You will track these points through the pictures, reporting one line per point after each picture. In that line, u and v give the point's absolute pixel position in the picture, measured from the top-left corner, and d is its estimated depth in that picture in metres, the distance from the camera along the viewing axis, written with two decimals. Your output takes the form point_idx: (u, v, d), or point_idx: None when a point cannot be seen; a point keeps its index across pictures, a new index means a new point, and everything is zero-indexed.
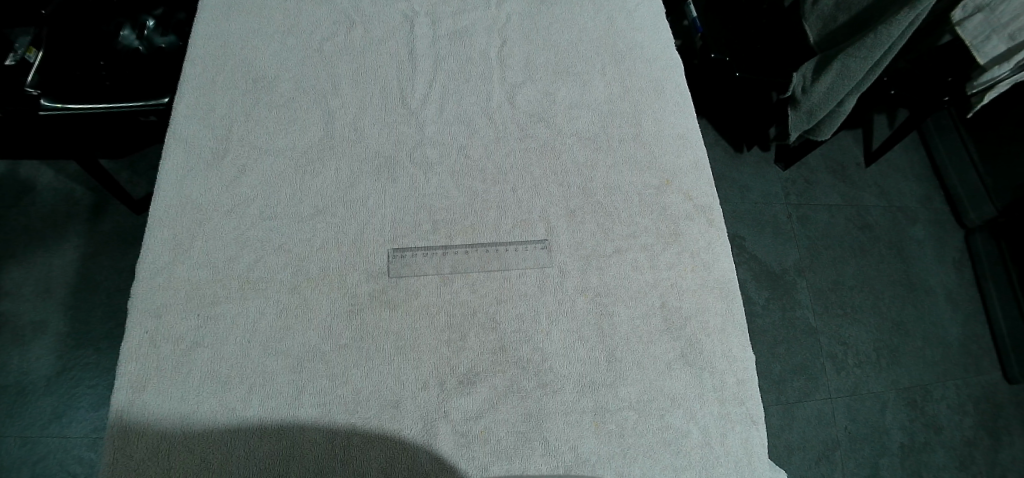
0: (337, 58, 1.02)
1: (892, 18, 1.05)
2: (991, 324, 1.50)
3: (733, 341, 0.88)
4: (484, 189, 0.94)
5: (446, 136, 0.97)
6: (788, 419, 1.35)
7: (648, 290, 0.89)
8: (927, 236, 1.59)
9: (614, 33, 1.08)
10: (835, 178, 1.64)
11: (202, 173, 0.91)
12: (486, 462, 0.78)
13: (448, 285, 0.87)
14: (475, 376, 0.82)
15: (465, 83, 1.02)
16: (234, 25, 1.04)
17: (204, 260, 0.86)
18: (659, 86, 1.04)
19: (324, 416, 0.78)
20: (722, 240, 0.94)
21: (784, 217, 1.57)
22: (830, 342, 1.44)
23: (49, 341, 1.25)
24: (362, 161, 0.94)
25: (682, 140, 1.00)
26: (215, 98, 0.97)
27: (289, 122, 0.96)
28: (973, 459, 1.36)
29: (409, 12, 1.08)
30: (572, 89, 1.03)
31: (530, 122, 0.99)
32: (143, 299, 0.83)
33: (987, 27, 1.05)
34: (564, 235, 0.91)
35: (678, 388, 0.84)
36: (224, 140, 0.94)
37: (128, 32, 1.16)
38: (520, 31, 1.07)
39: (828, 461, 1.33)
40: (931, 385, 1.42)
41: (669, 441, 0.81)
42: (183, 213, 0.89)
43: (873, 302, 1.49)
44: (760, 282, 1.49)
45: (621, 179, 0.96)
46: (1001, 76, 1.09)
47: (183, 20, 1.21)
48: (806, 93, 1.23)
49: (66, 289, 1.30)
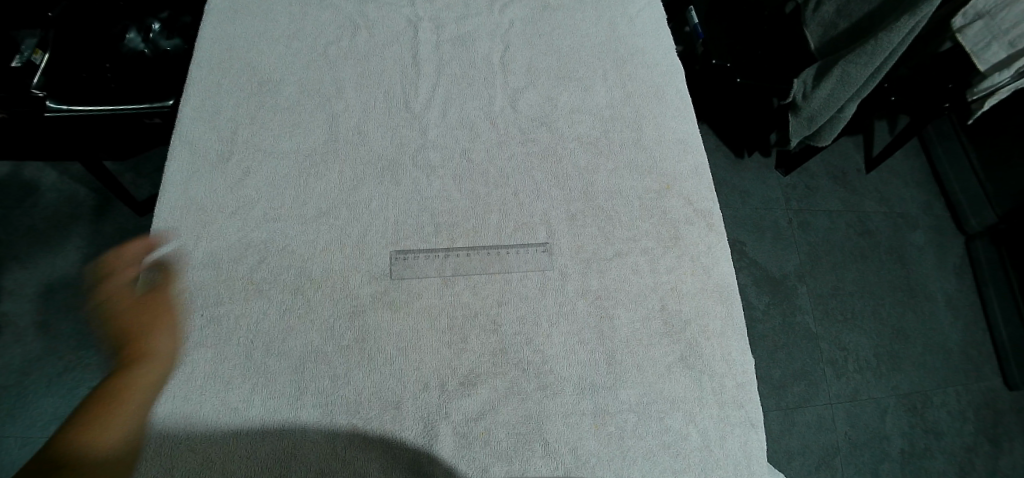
0: (342, 62, 1.03)
1: (893, 24, 1.06)
2: (992, 330, 1.50)
3: (733, 344, 0.89)
4: (486, 192, 0.95)
5: (448, 140, 0.98)
6: (788, 426, 1.35)
7: (649, 293, 0.90)
8: (927, 242, 1.59)
9: (616, 39, 1.09)
10: (836, 184, 1.64)
11: (207, 174, 0.92)
12: (486, 463, 0.78)
13: (449, 287, 0.87)
14: (475, 378, 0.83)
15: (467, 87, 1.03)
16: (240, 28, 1.05)
17: (208, 260, 0.87)
18: (660, 91, 1.05)
19: (325, 417, 0.79)
20: (722, 244, 0.94)
21: (785, 223, 1.58)
22: (831, 347, 1.44)
23: (52, 341, 1.26)
24: (365, 163, 0.95)
25: (683, 145, 1.01)
26: (221, 101, 0.98)
27: (293, 126, 0.97)
28: (974, 465, 1.36)
29: (413, 17, 1.09)
30: (574, 94, 1.04)
31: (532, 127, 1.00)
32: (146, 300, 0.84)
33: (987, 34, 1.06)
34: (565, 238, 0.92)
35: (678, 390, 0.85)
36: (229, 142, 0.95)
37: (134, 35, 1.17)
38: (523, 37, 1.08)
39: (828, 467, 1.33)
40: (931, 392, 1.42)
41: (668, 444, 0.82)
42: (188, 213, 0.89)
43: (873, 308, 1.49)
44: (760, 288, 1.49)
45: (622, 183, 0.97)
46: (1001, 82, 1.10)
47: (189, 23, 1.22)
48: (807, 99, 1.24)
49: (69, 290, 1.31)
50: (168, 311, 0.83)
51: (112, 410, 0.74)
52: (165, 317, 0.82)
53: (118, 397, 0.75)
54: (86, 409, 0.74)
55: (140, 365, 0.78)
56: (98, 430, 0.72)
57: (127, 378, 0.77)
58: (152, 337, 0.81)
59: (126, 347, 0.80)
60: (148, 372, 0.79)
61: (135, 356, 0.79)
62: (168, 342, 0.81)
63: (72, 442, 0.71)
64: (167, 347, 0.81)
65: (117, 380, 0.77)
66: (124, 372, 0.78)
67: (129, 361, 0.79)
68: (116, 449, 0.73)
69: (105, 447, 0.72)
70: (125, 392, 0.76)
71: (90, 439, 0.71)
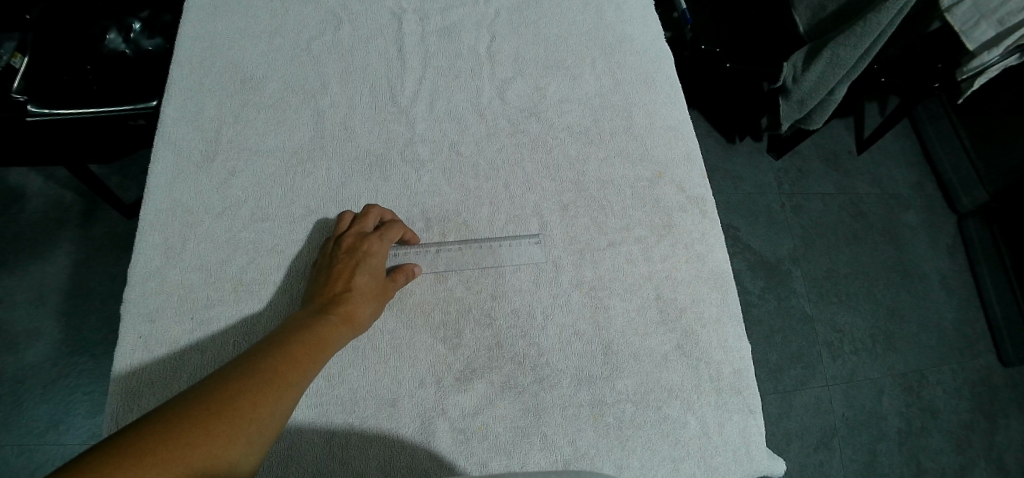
0: (325, 57, 1.01)
1: (882, 5, 1.05)
2: (986, 308, 1.51)
3: (729, 331, 0.88)
4: (476, 185, 0.94)
5: (437, 133, 0.97)
6: (785, 408, 1.36)
7: (643, 283, 0.89)
8: (920, 221, 1.59)
9: (604, 26, 1.08)
10: (828, 166, 1.64)
11: (192, 175, 0.91)
12: (486, 458, 0.78)
13: (442, 283, 0.87)
14: (472, 373, 0.82)
15: (454, 80, 1.01)
16: (221, 25, 1.03)
17: (196, 263, 0.85)
18: (650, 79, 1.04)
19: (321, 417, 0.78)
20: (716, 231, 0.94)
21: (778, 207, 1.58)
22: (826, 330, 1.45)
23: (43, 347, 1.25)
24: (354, 159, 0.93)
25: (674, 132, 1.00)
26: (204, 100, 0.96)
27: (278, 123, 0.95)
28: (970, 442, 1.38)
29: (398, 9, 1.07)
30: (563, 83, 1.02)
31: (521, 117, 0.99)
32: (135, 304, 0.83)
33: (975, 12, 1.05)
34: (558, 229, 0.91)
35: (675, 379, 0.84)
36: (214, 142, 0.93)
37: (115, 35, 1.13)
38: (510, 27, 1.06)
39: (826, 449, 1.33)
40: (926, 371, 1.43)
41: (668, 433, 0.82)
42: (174, 215, 0.88)
43: (868, 289, 1.50)
44: (755, 272, 1.49)
45: (613, 172, 0.96)
46: (992, 61, 1.10)
47: (170, 21, 1.20)
48: (797, 83, 1.24)
49: (59, 296, 1.29)
50: (389, 294, 0.82)
51: (300, 365, 0.69)
52: (382, 295, 0.81)
53: (310, 353, 0.71)
54: (289, 343, 0.71)
55: (344, 331, 0.76)
56: (286, 377, 0.67)
57: (329, 339, 0.74)
58: (364, 307, 0.79)
59: (340, 298, 0.78)
60: (344, 342, 0.76)
61: (341, 317, 0.76)
62: (369, 326, 0.80)
63: (261, 376, 0.66)
64: (369, 326, 0.80)
65: (322, 332, 0.74)
66: (327, 330, 0.74)
67: (336, 320, 0.76)
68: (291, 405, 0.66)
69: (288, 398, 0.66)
70: (322, 351, 0.73)
71: (276, 384, 0.66)
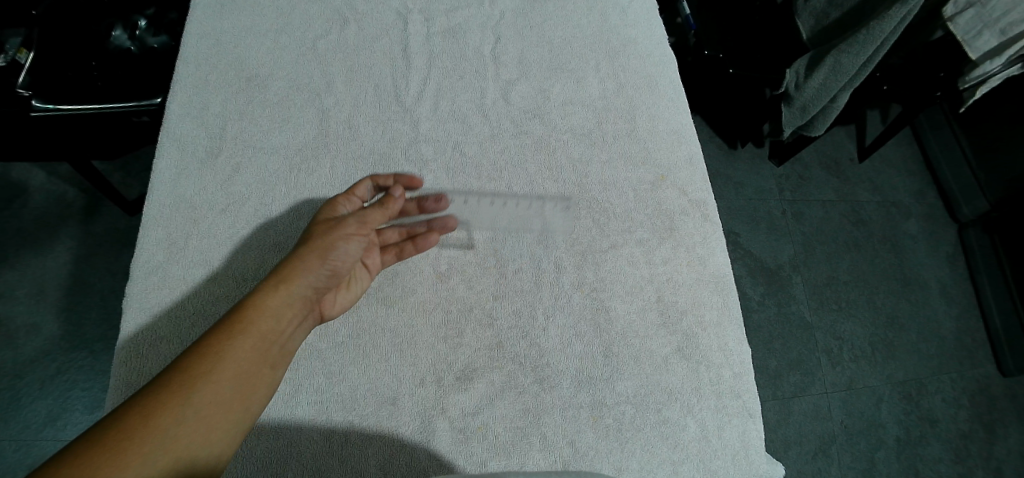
0: (331, 57, 1.02)
1: (885, 13, 1.05)
2: (985, 317, 1.51)
3: (730, 334, 0.89)
4: (479, 185, 0.94)
5: (441, 133, 0.97)
6: (785, 415, 1.36)
7: (644, 285, 0.89)
8: (920, 230, 1.60)
9: (609, 29, 1.08)
10: (828, 173, 1.65)
11: (197, 171, 0.91)
12: (485, 458, 0.78)
13: (444, 282, 0.87)
14: (472, 373, 0.82)
15: (459, 81, 1.02)
16: (227, 23, 1.03)
17: (199, 259, 0.85)
18: (654, 83, 1.04)
19: (320, 415, 0.78)
20: (717, 234, 0.94)
21: (779, 214, 1.58)
22: (826, 337, 1.45)
23: (43, 342, 1.25)
24: (357, 158, 0.94)
25: (676, 135, 1.00)
26: (209, 97, 0.97)
27: (283, 121, 0.96)
28: (969, 451, 1.38)
29: (404, 9, 1.07)
30: (567, 86, 1.03)
31: (525, 119, 0.99)
32: (137, 298, 0.83)
33: (978, 22, 1.05)
34: (560, 231, 0.92)
35: (675, 381, 0.84)
36: (218, 138, 0.94)
37: (120, 32, 1.15)
38: (515, 29, 1.07)
39: (825, 456, 1.33)
40: (926, 379, 1.43)
41: (668, 436, 0.81)
42: (178, 211, 0.88)
43: (867, 296, 1.50)
44: (756, 278, 1.50)
45: (616, 174, 0.96)
46: (993, 71, 1.11)
47: (176, 19, 1.21)
48: (800, 89, 1.25)
49: (60, 291, 1.29)
50: (327, 237, 0.78)
51: (226, 346, 0.68)
52: (320, 243, 0.78)
53: (241, 330, 0.69)
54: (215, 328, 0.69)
55: (274, 295, 0.73)
56: (217, 363, 0.66)
57: (257, 307, 0.71)
58: (298, 265, 0.76)
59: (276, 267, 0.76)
60: (282, 305, 0.73)
61: (272, 284, 0.74)
62: (308, 276, 0.76)
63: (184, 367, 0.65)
64: (309, 277, 0.76)
65: (251, 304, 0.71)
66: (256, 302, 0.72)
67: (266, 289, 0.73)
68: (238, 387, 0.67)
69: (231, 377, 0.67)
70: (251, 323, 0.70)
71: (215, 367, 0.66)
